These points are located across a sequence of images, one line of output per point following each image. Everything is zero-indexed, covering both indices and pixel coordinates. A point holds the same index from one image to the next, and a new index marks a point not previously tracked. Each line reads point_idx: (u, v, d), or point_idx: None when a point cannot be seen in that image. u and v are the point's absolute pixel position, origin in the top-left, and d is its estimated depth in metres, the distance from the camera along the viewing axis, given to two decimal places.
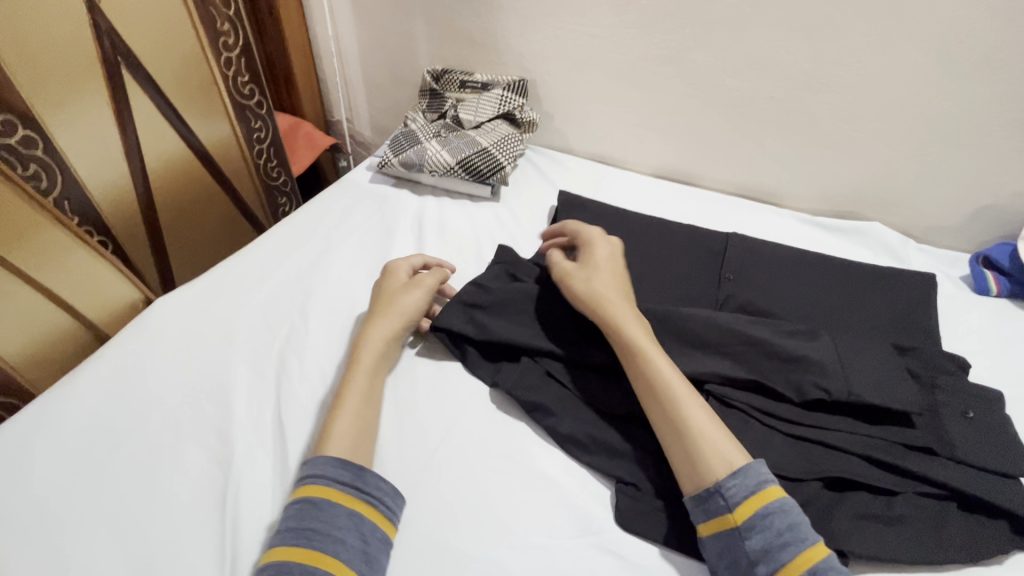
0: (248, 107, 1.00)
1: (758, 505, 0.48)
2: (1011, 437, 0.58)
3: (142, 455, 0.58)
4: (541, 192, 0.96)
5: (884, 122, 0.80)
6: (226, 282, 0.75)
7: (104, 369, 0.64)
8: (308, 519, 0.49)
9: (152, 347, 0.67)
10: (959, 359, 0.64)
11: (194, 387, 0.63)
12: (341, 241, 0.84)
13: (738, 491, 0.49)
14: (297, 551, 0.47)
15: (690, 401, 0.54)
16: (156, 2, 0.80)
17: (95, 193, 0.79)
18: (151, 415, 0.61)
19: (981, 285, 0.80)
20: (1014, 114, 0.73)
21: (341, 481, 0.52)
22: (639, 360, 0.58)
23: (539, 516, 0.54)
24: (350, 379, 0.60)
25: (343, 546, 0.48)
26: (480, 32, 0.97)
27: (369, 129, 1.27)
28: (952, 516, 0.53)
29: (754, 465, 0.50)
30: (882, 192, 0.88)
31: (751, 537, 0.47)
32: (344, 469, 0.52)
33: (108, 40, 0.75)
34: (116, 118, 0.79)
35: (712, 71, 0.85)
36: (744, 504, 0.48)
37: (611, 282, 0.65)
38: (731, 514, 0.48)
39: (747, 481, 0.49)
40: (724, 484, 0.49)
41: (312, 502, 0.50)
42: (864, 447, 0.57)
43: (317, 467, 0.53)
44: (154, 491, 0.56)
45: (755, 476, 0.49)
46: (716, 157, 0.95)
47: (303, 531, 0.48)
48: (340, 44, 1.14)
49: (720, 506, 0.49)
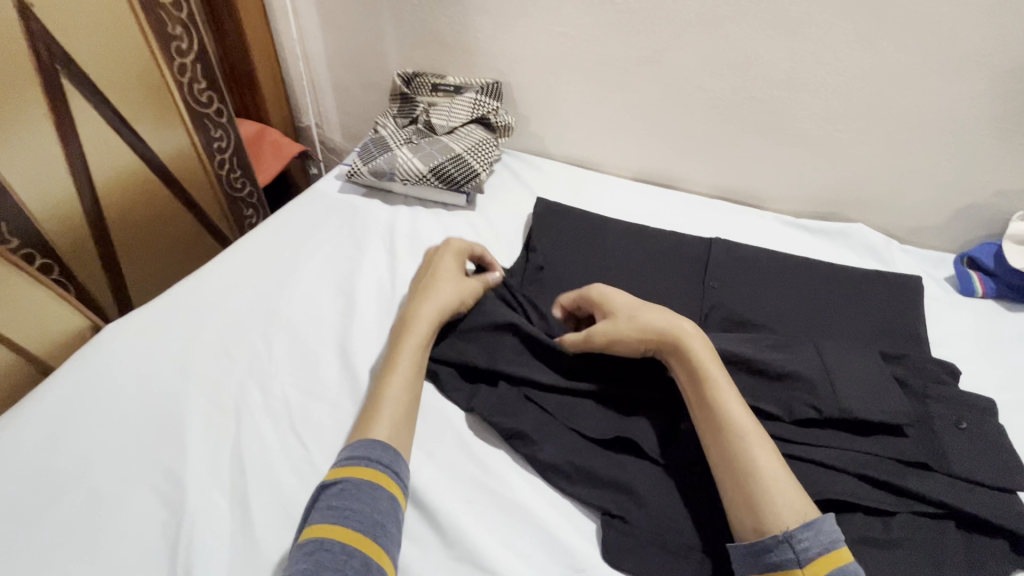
0: (207, 115, 0.94)
1: (831, 568, 0.42)
2: (1006, 448, 0.57)
3: (85, 501, 0.53)
4: (519, 199, 0.92)
5: (866, 121, 0.78)
6: (183, 304, 0.70)
7: (44, 404, 0.59)
8: (349, 499, 0.47)
9: (99, 379, 0.61)
10: (949, 365, 0.63)
11: (145, 423, 0.58)
12: (308, 256, 0.79)
13: (810, 547, 0.43)
14: (337, 530, 0.45)
15: (760, 442, 0.50)
16: (98, 4, 0.74)
17: (35, 212, 0.74)
18: (95, 456, 0.56)
19: (967, 286, 0.79)
20: (997, 112, 0.72)
21: (383, 463, 0.51)
22: (707, 393, 0.53)
23: (521, 554, 0.50)
24: (397, 359, 0.59)
25: (383, 528, 0.47)
26: (451, 33, 0.93)
27: (340, 134, 1.22)
28: (950, 536, 0.51)
29: (828, 522, 0.44)
30: (865, 193, 0.86)
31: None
32: (386, 452, 0.52)
33: (44, 46, 0.69)
34: (56, 131, 0.74)
35: (692, 71, 0.82)
36: (816, 562, 0.43)
37: (669, 309, 0.60)
38: (800, 569, 0.43)
39: (819, 537, 0.44)
40: (794, 536, 0.44)
41: (355, 482, 0.49)
42: (859, 465, 0.55)
43: (359, 447, 0.52)
44: (97, 541, 0.51)
45: (828, 533, 0.44)
46: (698, 159, 0.92)
47: (345, 510, 0.47)
48: (306, 46, 1.09)
49: (784, 560, 0.44)
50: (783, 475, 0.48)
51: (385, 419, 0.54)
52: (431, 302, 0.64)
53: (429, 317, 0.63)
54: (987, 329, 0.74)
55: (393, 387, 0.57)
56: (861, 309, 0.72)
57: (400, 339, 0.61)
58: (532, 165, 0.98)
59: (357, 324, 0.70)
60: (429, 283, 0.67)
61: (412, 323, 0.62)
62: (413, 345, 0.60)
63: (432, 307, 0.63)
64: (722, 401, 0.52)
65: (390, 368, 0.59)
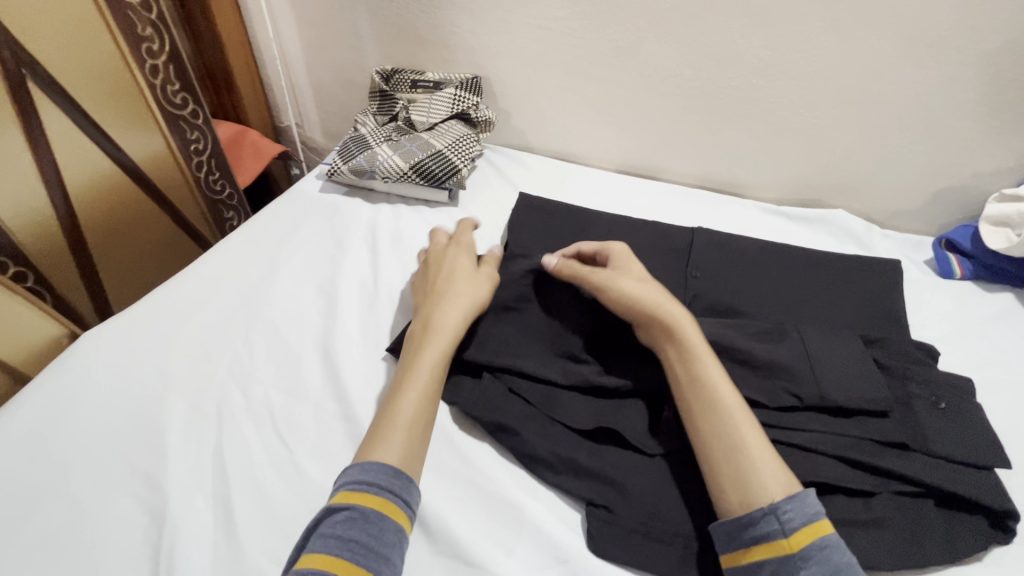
0: (183, 117, 0.92)
1: (815, 537, 0.44)
2: (984, 426, 0.57)
3: (64, 511, 0.52)
4: (501, 193, 0.92)
5: (842, 108, 0.79)
6: (161, 309, 0.69)
7: (19, 415, 0.58)
8: (354, 530, 0.45)
9: (76, 388, 0.60)
10: (926, 347, 0.64)
11: (124, 430, 0.58)
12: (289, 257, 0.78)
13: (794, 518, 0.45)
14: (335, 563, 0.43)
15: (742, 423, 0.50)
16: (64, 7, 0.72)
17: (7, 221, 0.73)
18: (74, 465, 0.55)
19: (945, 268, 0.79)
20: (970, 96, 0.73)
21: (390, 488, 0.48)
22: (690, 375, 0.53)
23: (506, 548, 0.51)
24: (412, 370, 0.56)
25: (386, 563, 0.45)
26: (428, 29, 0.92)
27: (321, 134, 1.21)
28: (929, 514, 0.52)
29: (807, 494, 0.46)
30: (844, 179, 0.87)
31: (806, 568, 0.43)
32: (398, 477, 0.49)
33: (9, 52, 0.68)
34: (26, 138, 0.72)
35: (670, 61, 0.82)
36: (799, 532, 0.44)
37: (654, 287, 0.61)
38: (785, 541, 0.44)
39: (803, 509, 0.45)
40: (779, 508, 0.45)
41: (361, 510, 0.47)
42: (840, 448, 0.55)
43: (366, 470, 0.49)
44: (77, 550, 0.50)
45: (811, 505, 0.45)
46: (678, 150, 0.92)
47: (349, 543, 0.45)
48: (283, 46, 1.07)
49: (769, 532, 0.45)
50: (765, 449, 0.49)
51: (396, 434, 0.52)
52: (449, 308, 0.60)
53: (449, 328, 0.59)
54: (965, 310, 0.75)
55: (407, 403, 0.54)
56: (842, 294, 0.72)
57: (418, 349, 0.58)
58: (514, 159, 0.98)
59: (340, 324, 0.69)
60: (444, 286, 0.63)
61: (432, 333, 0.59)
62: (430, 356, 0.57)
63: (450, 314, 0.60)
64: (707, 383, 0.53)
65: (405, 381, 0.55)
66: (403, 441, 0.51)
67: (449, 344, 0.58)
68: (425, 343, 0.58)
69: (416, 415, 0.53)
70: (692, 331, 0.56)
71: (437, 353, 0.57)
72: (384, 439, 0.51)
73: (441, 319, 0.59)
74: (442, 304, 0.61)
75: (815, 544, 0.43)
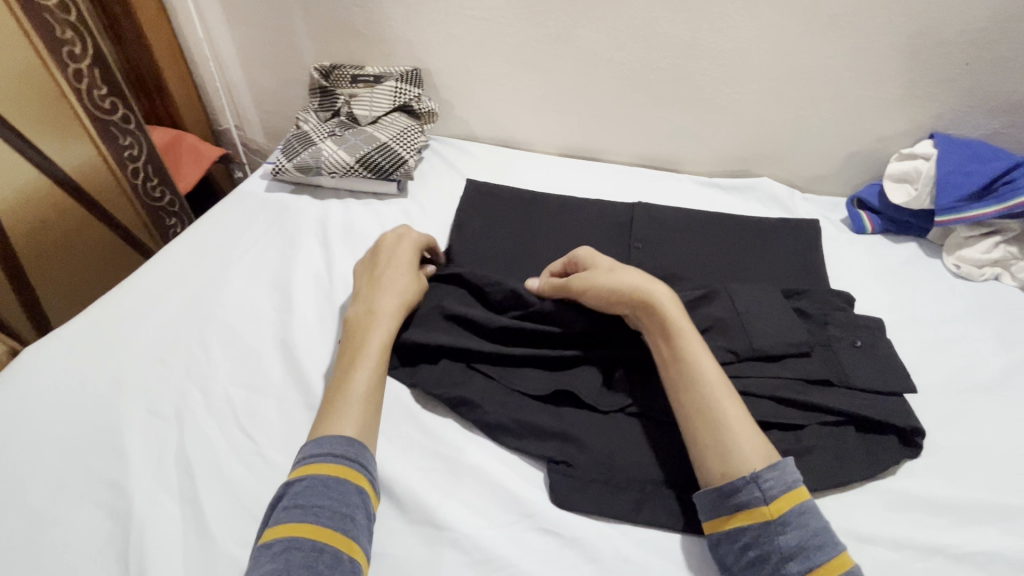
0: (114, 122, 0.89)
1: (793, 504, 0.47)
2: (893, 359, 0.65)
3: (22, 522, 0.51)
4: (450, 182, 0.94)
5: (760, 83, 0.85)
6: (108, 317, 0.68)
7: None
8: (315, 495, 0.47)
9: (22, 401, 0.59)
10: (845, 295, 0.71)
11: (79, 439, 0.57)
12: (239, 256, 0.78)
13: (774, 485, 0.47)
14: (304, 529, 0.45)
15: (726, 399, 0.53)
16: None
17: None
18: (28, 477, 0.54)
19: (858, 224, 0.87)
20: (867, 67, 0.80)
21: (349, 457, 0.50)
22: (677, 350, 0.56)
23: (476, 510, 0.53)
24: (360, 350, 0.59)
25: (354, 524, 0.46)
26: (364, 23, 0.93)
27: (262, 135, 1.20)
28: (850, 439, 0.59)
29: (786, 463, 0.49)
30: (767, 151, 0.94)
31: (785, 532, 0.46)
32: (354, 446, 0.51)
33: None
34: None
35: (602, 45, 0.86)
36: (780, 498, 0.47)
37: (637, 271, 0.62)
38: (766, 507, 0.47)
39: (783, 476, 0.48)
40: (761, 477, 0.48)
41: (321, 480, 0.48)
42: (774, 389, 0.60)
43: (323, 444, 0.51)
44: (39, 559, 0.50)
45: (790, 474, 0.48)
46: (616, 131, 0.97)
47: (313, 507, 0.46)
48: (215, 46, 1.05)
49: (752, 499, 0.47)
50: (738, 412, 0.52)
51: (348, 411, 0.54)
52: (387, 290, 0.63)
53: (387, 306, 0.62)
54: (879, 261, 0.82)
55: (359, 380, 0.56)
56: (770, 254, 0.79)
57: (363, 331, 0.60)
58: (460, 149, 1.00)
59: (297, 317, 0.70)
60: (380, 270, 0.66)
61: (372, 315, 0.61)
62: (376, 337, 0.60)
63: (389, 297, 0.63)
64: (692, 358, 0.55)
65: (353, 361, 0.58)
66: (357, 416, 0.54)
67: (391, 324, 0.61)
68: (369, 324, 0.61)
69: (369, 390, 0.56)
70: (683, 318, 0.57)
71: (381, 333, 0.60)
72: (340, 413, 0.54)
73: (379, 302, 0.62)
74: (382, 289, 0.64)
75: (793, 510, 0.46)
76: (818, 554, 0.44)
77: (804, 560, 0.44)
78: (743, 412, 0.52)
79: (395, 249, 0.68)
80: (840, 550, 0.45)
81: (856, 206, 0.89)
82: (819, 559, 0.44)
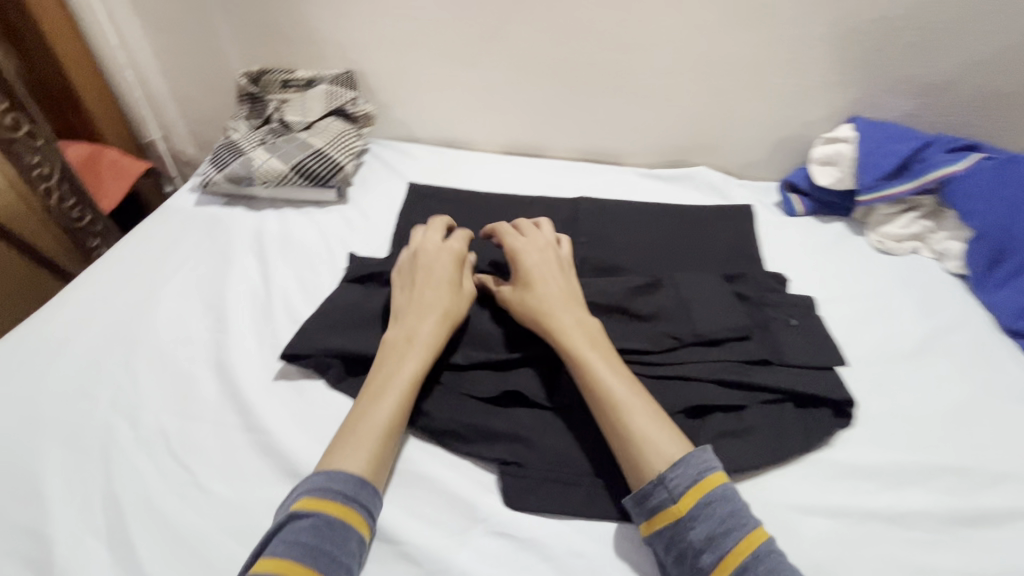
0: (19, 139, 0.83)
1: (700, 494, 0.48)
2: (823, 333, 0.67)
3: None
4: (389, 186, 0.91)
5: (688, 73, 0.85)
6: (24, 351, 0.64)
7: None
8: (320, 538, 0.45)
9: None
10: (778, 276, 0.74)
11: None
12: (169, 277, 0.74)
13: (681, 482, 0.49)
14: (304, 573, 0.43)
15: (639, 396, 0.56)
16: None
17: None
18: None
19: (789, 206, 0.86)
20: (789, 54, 0.80)
21: (361, 502, 0.49)
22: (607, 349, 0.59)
23: (426, 518, 0.53)
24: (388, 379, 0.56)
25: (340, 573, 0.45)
26: (291, 26, 0.90)
27: (191, 145, 1.12)
28: (788, 415, 0.60)
29: (695, 453, 0.50)
30: (704, 140, 0.92)
31: (695, 527, 0.47)
32: (363, 488, 0.49)
33: None
34: None
35: (529, 40, 0.86)
36: (687, 495, 0.48)
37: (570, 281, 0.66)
38: (674, 506, 0.48)
39: (689, 471, 0.49)
40: (668, 478, 0.49)
41: (328, 520, 0.47)
42: (713, 372, 0.62)
43: (337, 479, 0.49)
44: None
45: (697, 465, 0.49)
46: (555, 127, 0.95)
47: (315, 550, 0.45)
48: (134, 54, 1.00)
49: (662, 502, 0.49)
50: (646, 407, 0.54)
51: (369, 442, 0.52)
52: (428, 317, 0.60)
53: (432, 339, 0.59)
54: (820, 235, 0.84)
55: (382, 411, 0.53)
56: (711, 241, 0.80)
57: (398, 364, 0.57)
58: (399, 151, 0.97)
59: (233, 335, 0.67)
60: (419, 293, 0.62)
61: (406, 344, 0.58)
62: (401, 367, 0.56)
63: (423, 323, 0.60)
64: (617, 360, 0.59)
65: (375, 390, 0.55)
66: (366, 453, 0.51)
67: (427, 356, 0.58)
68: (402, 351, 0.58)
69: (390, 424, 0.53)
70: (578, 335, 0.59)
71: (411, 369, 0.57)
72: (353, 447, 0.51)
73: (421, 331, 0.59)
74: (427, 317, 0.60)
75: (700, 502, 0.48)
76: (727, 539, 0.45)
77: (716, 550, 0.45)
78: (655, 416, 0.53)
79: (447, 265, 0.65)
80: (752, 528, 0.46)
81: (786, 189, 0.88)
82: (728, 545, 0.45)
